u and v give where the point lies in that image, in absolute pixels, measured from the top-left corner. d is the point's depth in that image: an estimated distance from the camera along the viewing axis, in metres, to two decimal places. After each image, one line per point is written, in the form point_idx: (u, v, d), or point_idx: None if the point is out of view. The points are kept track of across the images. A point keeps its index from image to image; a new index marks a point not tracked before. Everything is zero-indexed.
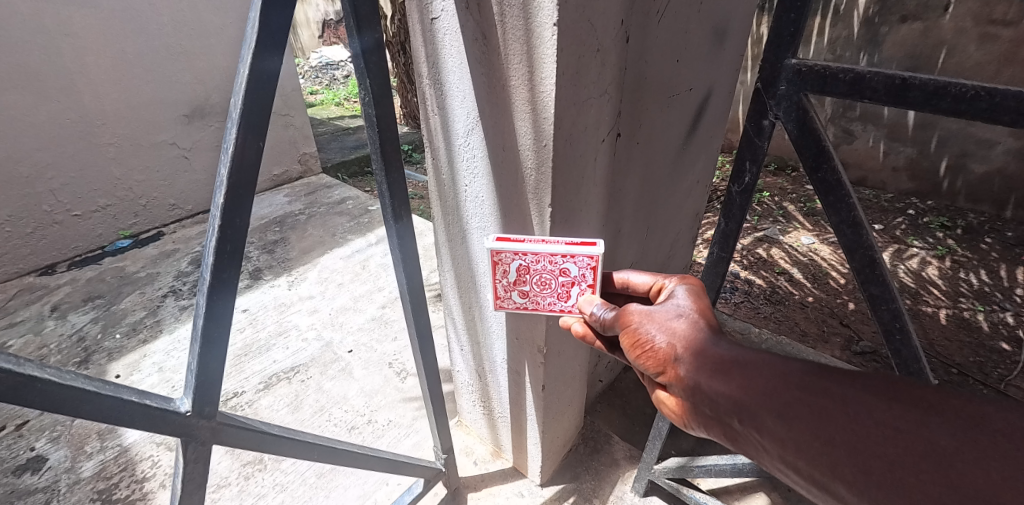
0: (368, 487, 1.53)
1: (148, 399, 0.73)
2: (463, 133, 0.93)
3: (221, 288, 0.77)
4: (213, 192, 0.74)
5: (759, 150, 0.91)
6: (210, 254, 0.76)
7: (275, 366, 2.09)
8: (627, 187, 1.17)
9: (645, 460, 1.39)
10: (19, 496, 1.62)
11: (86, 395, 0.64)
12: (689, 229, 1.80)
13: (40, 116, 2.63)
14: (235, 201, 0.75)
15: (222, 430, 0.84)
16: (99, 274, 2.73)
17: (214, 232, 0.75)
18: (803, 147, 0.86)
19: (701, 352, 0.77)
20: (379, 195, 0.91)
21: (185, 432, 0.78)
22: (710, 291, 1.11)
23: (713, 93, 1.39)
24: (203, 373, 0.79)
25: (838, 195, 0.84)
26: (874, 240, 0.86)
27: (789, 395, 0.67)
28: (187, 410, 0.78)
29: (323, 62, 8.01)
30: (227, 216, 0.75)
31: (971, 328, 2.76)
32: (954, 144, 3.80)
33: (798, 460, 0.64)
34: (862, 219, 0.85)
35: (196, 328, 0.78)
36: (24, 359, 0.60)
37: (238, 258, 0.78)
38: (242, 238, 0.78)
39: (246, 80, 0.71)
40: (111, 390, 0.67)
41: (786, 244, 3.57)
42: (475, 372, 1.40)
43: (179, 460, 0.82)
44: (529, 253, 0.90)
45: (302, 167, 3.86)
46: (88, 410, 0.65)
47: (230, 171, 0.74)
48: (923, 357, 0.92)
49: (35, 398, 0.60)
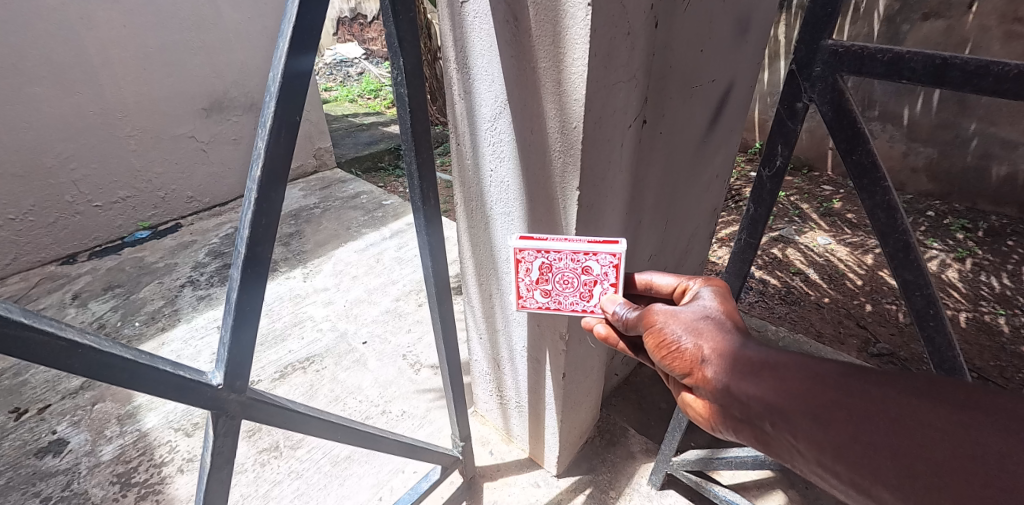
0: (383, 476, 1.54)
1: (182, 370, 0.74)
2: (490, 118, 0.93)
3: (255, 262, 0.78)
4: (250, 166, 0.75)
5: (791, 132, 0.90)
6: (245, 228, 0.76)
7: (291, 356, 2.11)
8: (650, 176, 1.16)
9: (663, 453, 1.38)
10: (40, 477, 1.65)
11: (124, 363, 0.65)
12: (707, 224, 1.78)
13: (64, 108, 2.68)
14: (270, 174, 0.75)
15: (251, 406, 0.85)
16: (119, 264, 2.77)
17: (251, 206, 0.75)
18: (837, 130, 0.85)
19: (728, 353, 0.76)
20: (410, 183, 0.93)
21: (216, 404, 0.80)
22: (737, 279, 1.09)
23: (735, 85, 1.38)
24: (235, 347, 0.80)
25: (873, 178, 0.83)
26: (908, 225, 0.85)
27: (825, 399, 0.66)
28: (218, 383, 0.79)
29: (338, 59, 8.09)
30: (263, 189, 0.75)
31: (992, 332, 2.71)
32: (976, 144, 3.71)
33: (835, 464, 0.64)
34: (896, 202, 0.84)
35: (228, 301, 0.79)
36: (65, 324, 0.62)
37: (271, 231, 0.79)
38: (277, 212, 0.78)
39: (287, 48, 0.71)
40: (147, 359, 0.69)
41: (802, 244, 3.52)
42: (492, 361, 1.40)
43: (208, 433, 0.83)
44: (552, 251, 0.92)
45: (317, 162, 3.88)
46: (125, 378, 0.67)
47: (268, 143, 0.74)
48: (957, 345, 0.90)
49: (76, 363, 0.62)
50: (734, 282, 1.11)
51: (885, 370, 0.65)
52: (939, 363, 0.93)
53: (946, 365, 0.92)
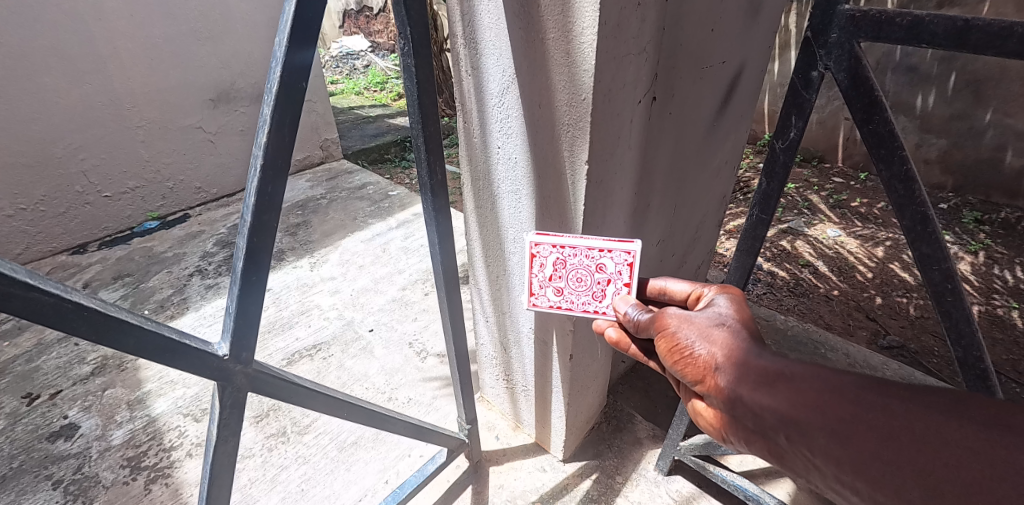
0: (390, 461, 1.55)
1: (188, 339, 0.74)
2: (497, 93, 0.92)
3: (262, 229, 0.77)
4: (256, 131, 0.74)
5: (806, 104, 0.88)
6: (251, 196, 0.75)
7: (297, 343, 2.12)
8: (659, 154, 1.15)
9: (670, 437, 1.36)
10: (53, 460, 1.67)
11: (131, 329, 0.66)
12: (716, 211, 1.77)
13: (72, 98, 2.69)
14: (277, 142, 0.74)
15: (256, 378, 0.85)
16: (128, 253, 2.79)
17: (256, 173, 0.74)
18: (854, 99, 0.83)
19: (743, 362, 0.75)
20: (416, 155, 0.92)
21: (222, 376, 0.80)
22: (747, 258, 1.08)
23: (745, 69, 1.36)
24: (241, 319, 0.79)
25: (891, 147, 0.81)
26: (926, 196, 0.83)
27: (843, 412, 0.65)
28: (224, 354, 0.79)
29: (344, 52, 8.11)
30: (270, 156, 0.75)
31: (1005, 325, 2.68)
32: (990, 136, 3.64)
33: (853, 481, 0.63)
34: (914, 173, 0.82)
35: (234, 272, 0.78)
36: (73, 288, 0.62)
37: (278, 200, 0.78)
38: (283, 182, 0.77)
39: (294, 15, 0.70)
40: (153, 327, 0.69)
41: (811, 236, 3.48)
42: (499, 344, 1.39)
43: (212, 406, 0.83)
44: (567, 247, 0.94)
45: (324, 153, 3.88)
46: (130, 345, 0.67)
47: (273, 110, 0.73)
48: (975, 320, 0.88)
49: (81, 326, 0.62)
50: (745, 261, 1.09)
51: (909, 386, 0.64)
52: (957, 340, 0.91)
53: (963, 341, 0.90)
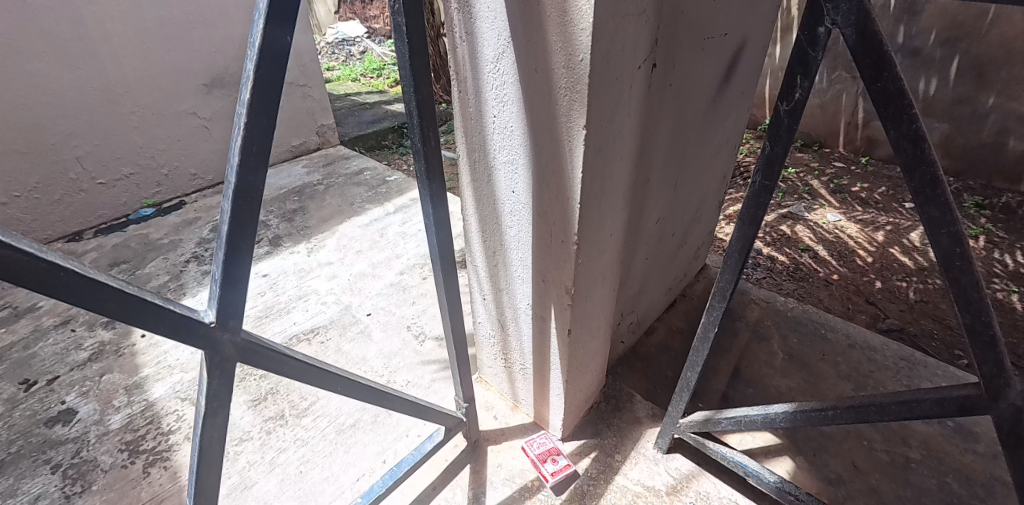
0: (389, 443, 1.54)
1: (173, 304, 0.72)
2: (493, 58, 0.89)
3: (248, 193, 0.75)
4: (239, 89, 0.71)
5: (812, 62, 0.85)
6: (236, 155, 0.73)
7: (295, 327, 2.11)
8: (660, 127, 1.13)
9: (669, 414, 1.36)
10: (51, 445, 1.66)
11: (111, 292, 0.64)
12: (716, 192, 1.75)
13: (64, 84, 2.64)
14: (261, 100, 0.72)
15: (247, 348, 0.84)
16: (124, 240, 2.77)
17: (240, 131, 0.72)
18: (861, 58, 0.80)
19: None
20: (409, 118, 0.88)
21: (209, 345, 0.78)
22: (749, 227, 1.06)
23: (747, 44, 1.33)
24: (228, 285, 0.78)
25: (900, 105, 0.79)
26: (936, 156, 0.81)
27: None
28: (211, 322, 0.77)
29: (340, 38, 7.99)
30: (254, 114, 0.72)
31: (1005, 309, 2.67)
32: (993, 120, 3.61)
33: None
34: (924, 132, 0.79)
35: (220, 236, 0.76)
36: (48, 248, 0.60)
37: (264, 161, 0.76)
38: (270, 142, 0.75)
39: None
40: (136, 290, 0.68)
41: (812, 221, 3.46)
42: (496, 322, 1.37)
43: (201, 376, 0.81)
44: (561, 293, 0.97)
45: (321, 139, 3.84)
46: (110, 308, 0.66)
47: (256, 67, 0.70)
48: (985, 285, 0.85)
49: (59, 289, 0.60)
50: (748, 231, 1.06)
51: None
52: (965, 307, 0.88)
53: (972, 309, 0.87)
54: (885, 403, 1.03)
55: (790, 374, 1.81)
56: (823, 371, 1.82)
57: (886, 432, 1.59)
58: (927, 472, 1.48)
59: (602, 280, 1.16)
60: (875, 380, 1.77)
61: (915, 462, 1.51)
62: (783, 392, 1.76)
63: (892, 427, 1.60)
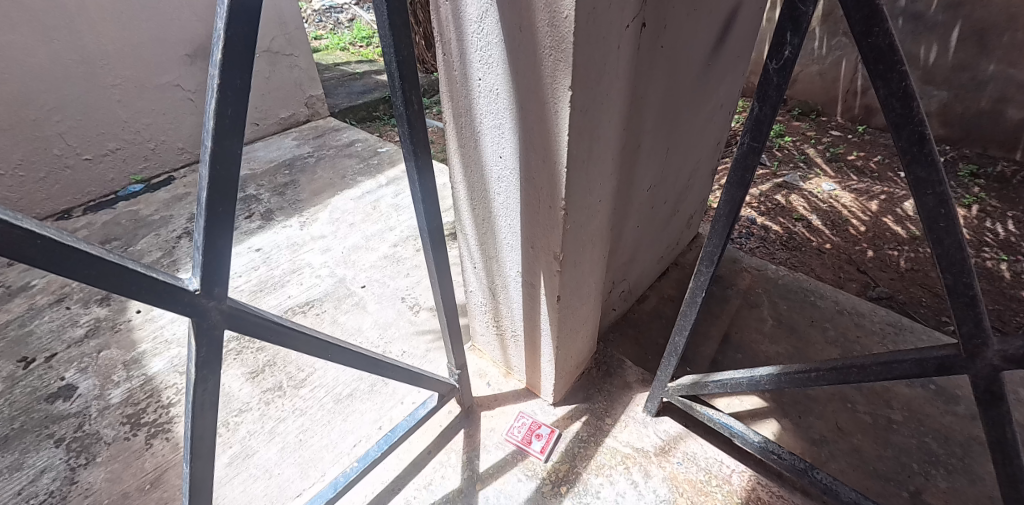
0: (385, 411, 1.57)
1: (155, 272, 0.73)
2: (476, 18, 0.87)
3: (224, 158, 0.74)
4: (210, 49, 0.69)
5: (803, 16, 0.82)
6: (210, 118, 0.71)
7: (290, 300, 2.11)
8: (650, 90, 1.11)
9: (658, 379, 1.39)
10: (53, 420, 1.68)
11: (87, 258, 0.65)
12: (709, 160, 1.74)
13: (41, 56, 2.56)
14: (232, 60, 0.70)
15: (233, 315, 0.84)
16: (114, 217, 2.74)
17: (213, 93, 0.70)
18: (853, 13, 0.78)
19: None
20: (390, 81, 0.86)
21: (194, 311, 0.79)
22: (738, 191, 1.05)
23: (742, 6, 1.29)
24: (209, 252, 0.77)
25: (890, 61, 0.77)
26: (925, 114, 0.80)
27: None
28: (196, 290, 0.77)
29: (327, 5, 7.74)
30: (226, 76, 0.70)
31: (993, 277, 2.70)
32: (992, 88, 3.57)
33: None
34: (913, 89, 0.78)
35: (198, 203, 0.76)
36: (22, 215, 0.61)
37: (240, 126, 0.74)
38: (245, 106, 0.73)
39: None
40: (116, 258, 0.69)
41: (806, 191, 3.45)
42: (487, 290, 1.38)
43: (188, 343, 0.82)
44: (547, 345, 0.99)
45: (310, 111, 3.76)
46: (87, 275, 0.66)
47: (226, 25, 0.68)
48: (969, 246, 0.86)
49: (34, 255, 0.61)
50: (736, 194, 1.06)
51: None
52: (948, 268, 0.88)
53: (954, 270, 0.88)
54: (866, 364, 1.05)
55: (779, 340, 1.84)
56: (811, 337, 1.85)
57: (869, 395, 1.62)
58: (907, 433, 1.52)
59: (591, 246, 1.16)
60: (861, 345, 1.80)
61: (897, 423, 1.55)
62: (771, 357, 1.79)
63: (876, 390, 1.64)
